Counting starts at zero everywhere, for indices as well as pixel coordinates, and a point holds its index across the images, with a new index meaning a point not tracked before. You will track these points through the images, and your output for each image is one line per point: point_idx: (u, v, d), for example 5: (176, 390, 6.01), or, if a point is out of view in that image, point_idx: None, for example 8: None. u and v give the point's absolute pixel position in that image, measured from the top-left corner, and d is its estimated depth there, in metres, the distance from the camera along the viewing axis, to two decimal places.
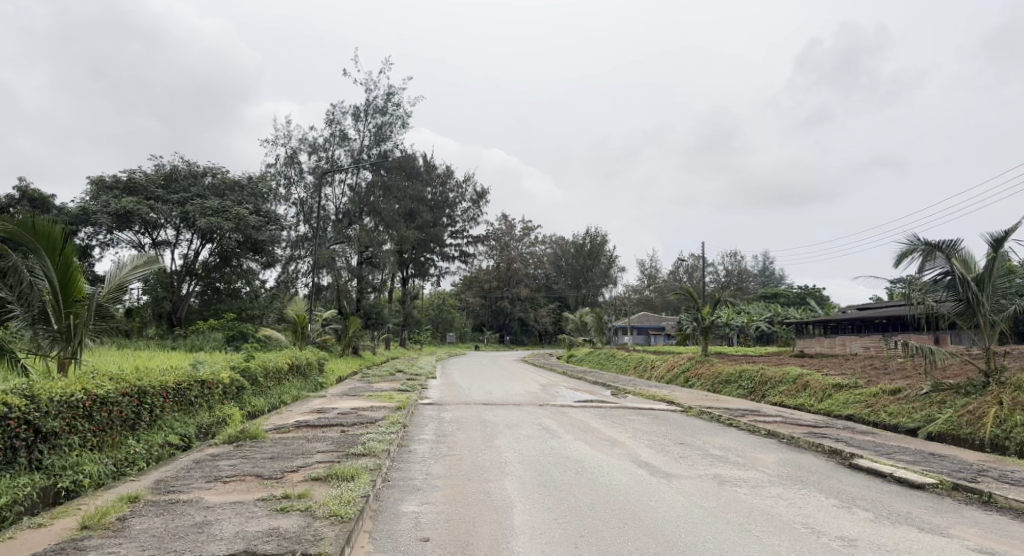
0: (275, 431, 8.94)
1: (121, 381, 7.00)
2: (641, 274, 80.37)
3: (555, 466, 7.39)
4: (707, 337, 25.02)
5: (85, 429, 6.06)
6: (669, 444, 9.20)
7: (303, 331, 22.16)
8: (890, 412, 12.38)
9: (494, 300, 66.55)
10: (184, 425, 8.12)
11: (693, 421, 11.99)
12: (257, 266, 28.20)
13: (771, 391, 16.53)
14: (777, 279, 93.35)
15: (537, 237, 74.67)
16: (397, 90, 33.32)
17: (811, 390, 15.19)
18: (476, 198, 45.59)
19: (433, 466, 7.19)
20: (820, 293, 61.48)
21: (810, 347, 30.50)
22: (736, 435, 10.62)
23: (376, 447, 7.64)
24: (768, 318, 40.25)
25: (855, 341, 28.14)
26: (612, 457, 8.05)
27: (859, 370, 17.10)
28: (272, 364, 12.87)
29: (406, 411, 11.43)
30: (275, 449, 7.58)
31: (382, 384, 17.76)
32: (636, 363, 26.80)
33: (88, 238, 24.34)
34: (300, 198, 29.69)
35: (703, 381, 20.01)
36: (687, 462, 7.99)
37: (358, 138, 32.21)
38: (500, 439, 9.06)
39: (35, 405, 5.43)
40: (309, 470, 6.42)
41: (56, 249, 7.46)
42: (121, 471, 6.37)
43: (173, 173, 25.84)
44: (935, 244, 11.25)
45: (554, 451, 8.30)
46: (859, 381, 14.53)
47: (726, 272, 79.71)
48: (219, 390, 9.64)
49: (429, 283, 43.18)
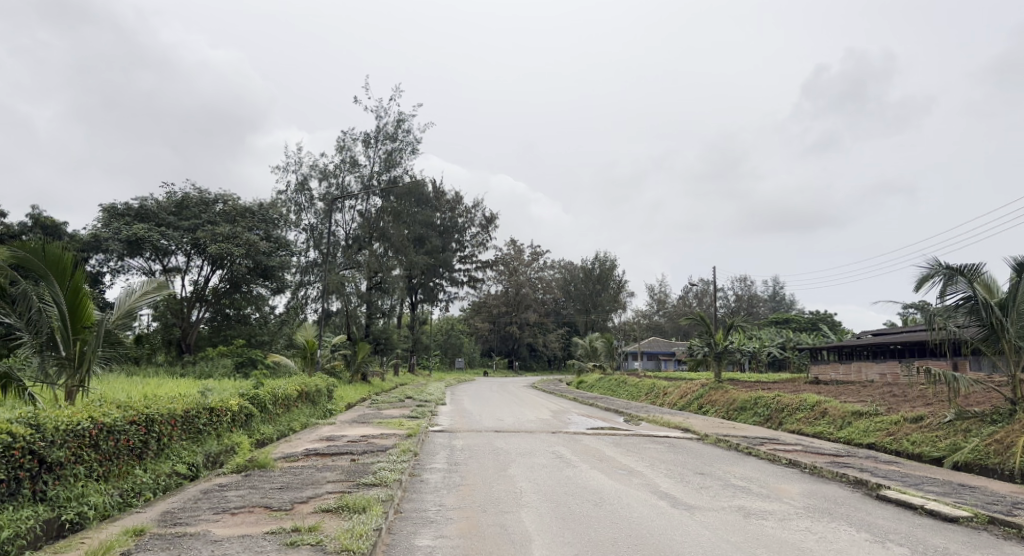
0: (284, 460, 8.76)
1: (128, 408, 6.87)
2: (650, 299, 79.97)
3: (573, 497, 7.14)
4: (721, 363, 24.66)
5: (91, 458, 5.91)
6: (689, 474, 8.92)
7: (312, 357, 22.04)
8: (913, 440, 12.04)
9: (502, 326, 66.28)
10: (192, 453, 7.97)
11: (710, 450, 11.68)
12: (267, 292, 28.20)
13: (788, 418, 16.16)
14: (788, 305, 92.53)
15: (546, 263, 74.60)
16: (407, 117, 33.61)
17: (830, 417, 14.84)
18: (485, 223, 45.68)
19: (446, 497, 6.96)
20: (831, 318, 60.79)
21: (825, 374, 29.99)
22: (756, 464, 10.32)
23: (387, 476, 7.43)
24: (780, 343, 39.73)
25: (871, 367, 27.63)
26: (631, 487, 7.80)
27: (879, 397, 16.70)
28: (281, 391, 12.71)
29: (417, 439, 11.20)
30: (284, 478, 7.38)
31: (392, 411, 17.54)
32: (647, 389, 26.43)
33: (99, 265, 24.48)
34: (311, 224, 29.76)
35: (718, 408, 19.64)
36: (709, 493, 7.72)
37: (368, 165, 32.42)
38: (515, 468, 8.82)
39: (39, 434, 5.29)
40: (319, 501, 6.22)
41: (65, 274, 7.39)
42: (127, 502, 6.21)
43: (184, 200, 25.99)
44: (957, 267, 11.03)
45: (570, 481, 8.06)
46: (879, 408, 14.17)
47: (736, 298, 79.11)
48: (227, 417, 9.47)
49: (438, 308, 43.08)
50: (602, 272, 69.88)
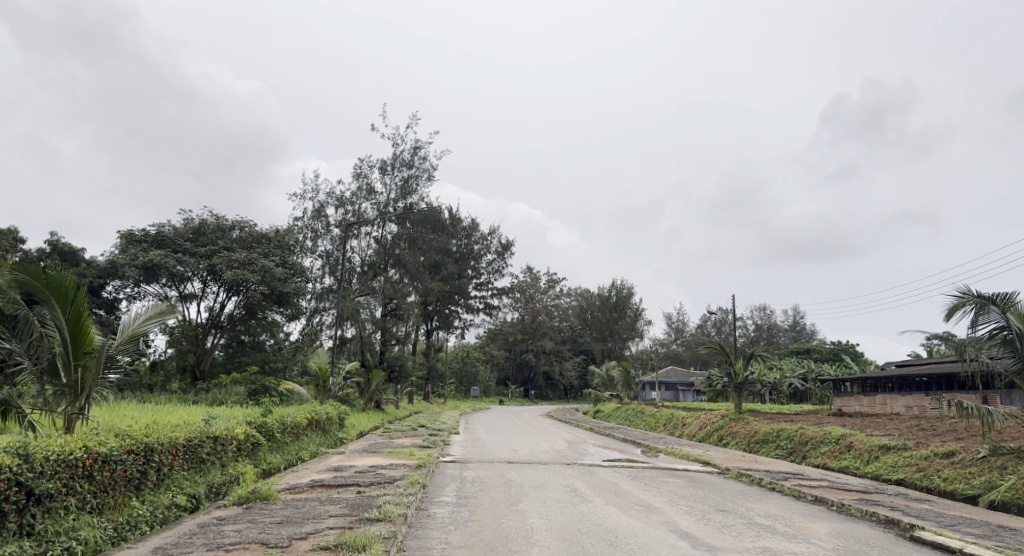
0: (288, 492, 8.49)
1: (127, 437, 6.65)
2: (668, 327, 79.10)
3: (588, 536, 6.76)
4: (741, 393, 24.00)
5: (84, 490, 5.68)
6: (710, 511, 8.49)
7: (325, 385, 21.82)
8: (945, 477, 11.46)
9: (518, 353, 65.73)
10: (193, 484, 7.74)
11: (732, 485, 11.20)
12: (282, 319, 28.19)
13: (813, 451, 15.56)
14: (809, 335, 90.92)
15: (562, 290, 74.27)
16: (424, 144, 33.87)
17: (856, 451, 14.25)
18: (501, 250, 45.63)
19: (452, 534, 6.62)
20: (853, 349, 59.54)
21: (850, 406, 29.14)
22: (779, 501, 9.83)
23: (392, 510, 7.11)
24: (801, 374, 38.90)
25: (897, 400, 26.76)
26: (650, 525, 7.40)
27: (906, 431, 16.05)
28: (290, 419, 12.49)
29: (427, 470, 10.87)
30: (285, 512, 7.09)
31: (404, 440, 17.18)
32: (665, 419, 25.86)
33: (115, 291, 24.68)
34: (327, 251, 29.84)
35: (739, 439, 19.04)
36: (732, 533, 7.28)
37: (384, 192, 32.61)
38: (527, 503, 8.45)
39: (29, 464, 5.09)
40: (318, 538, 5.93)
41: (67, 299, 7.27)
42: (121, 537, 5.96)
43: (201, 227, 26.15)
44: (989, 296, 10.58)
45: (584, 517, 7.67)
46: (908, 443, 13.59)
47: (755, 327, 78.06)
48: (233, 446, 9.24)
49: (453, 335, 42.88)
50: (619, 300, 69.29)
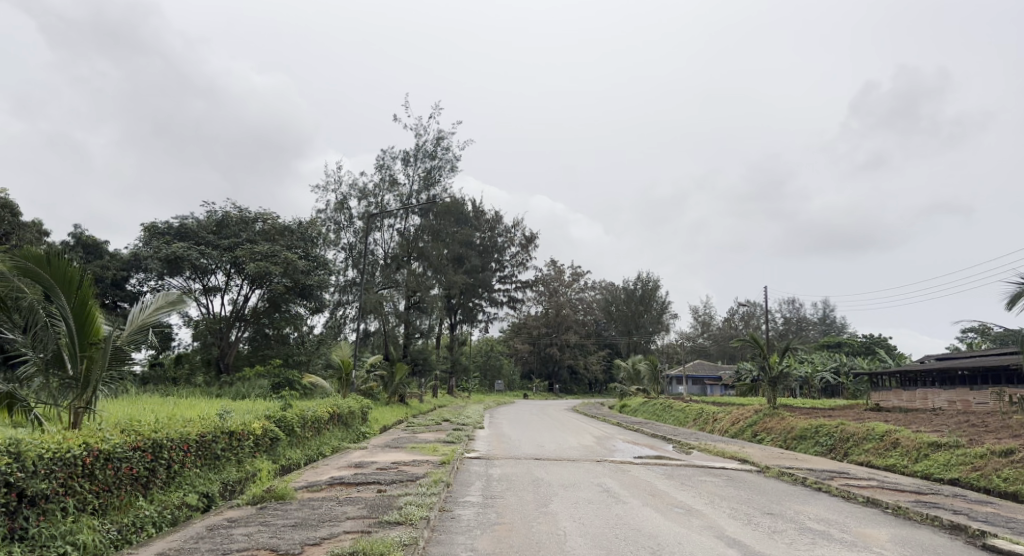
0: (306, 490, 8.10)
1: (134, 433, 6.24)
2: (694, 321, 77.82)
3: (627, 543, 6.17)
4: (776, 387, 23.04)
5: (84, 490, 5.29)
6: (756, 514, 7.87)
7: (348, 378, 21.48)
8: (1006, 476, 10.64)
9: (543, 347, 65.08)
10: (207, 482, 7.34)
11: (774, 485, 10.55)
12: (306, 312, 27.93)
13: (855, 449, 14.74)
14: (839, 328, 88.64)
15: (587, 284, 73.46)
16: (446, 134, 33.39)
17: (903, 448, 13.42)
18: (525, 243, 45.04)
19: (478, 539, 6.12)
20: (887, 342, 57.82)
21: (888, 401, 28.08)
22: (828, 503, 9.14)
23: (414, 513, 6.59)
24: (833, 368, 37.85)
25: (939, 395, 25.62)
26: (693, 530, 6.81)
27: (957, 427, 15.07)
28: (311, 413, 12.13)
29: (451, 467, 10.39)
30: (299, 513, 6.64)
31: (428, 435, 16.75)
32: (695, 414, 25.12)
33: (140, 284, 24.77)
34: (349, 243, 29.63)
35: (774, 436, 18.27)
36: (785, 541, 6.65)
37: (407, 183, 32.22)
38: (557, 504, 7.91)
39: (20, 462, 4.69)
40: (332, 544, 5.43)
41: (71, 288, 6.95)
42: (126, 539, 5.55)
43: (224, 219, 26.04)
44: None
45: (620, 521, 7.10)
46: (960, 440, 12.74)
47: (784, 321, 76.45)
48: (250, 441, 8.86)
49: (477, 329, 42.43)
50: (645, 293, 68.31)
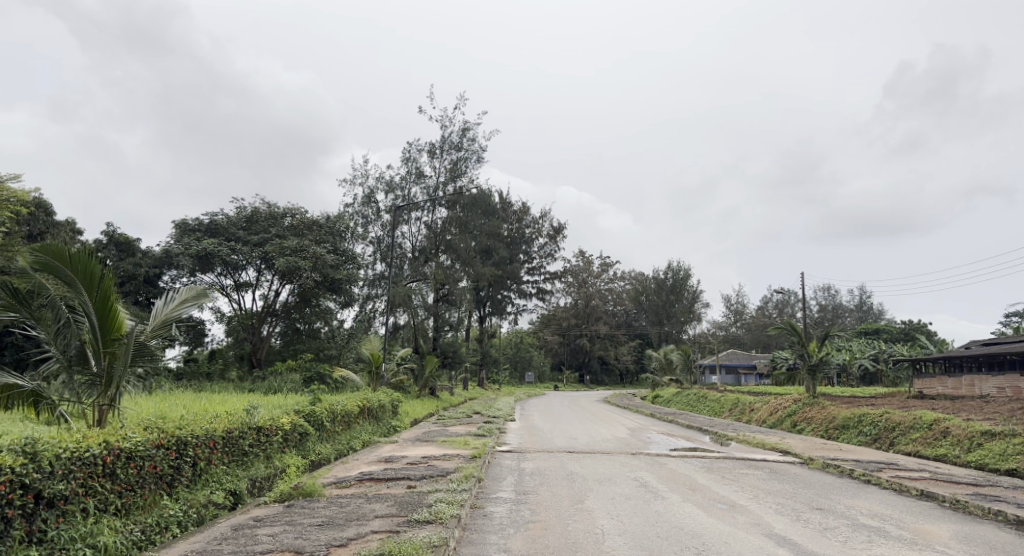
0: (335, 486, 7.90)
1: (158, 430, 6.07)
2: (727, 310, 76.49)
3: (669, 543, 5.79)
4: (816, 376, 22.24)
5: (106, 490, 5.15)
6: (804, 510, 7.42)
7: (377, 372, 21.45)
8: None
9: (572, 338, 64.65)
10: (235, 478, 7.21)
11: (821, 478, 10.04)
12: (336, 306, 27.94)
13: (902, 438, 14.07)
14: (876, 315, 86.31)
15: (616, 274, 72.74)
16: (472, 125, 32.99)
17: (954, 438, 12.73)
18: (554, 233, 44.58)
19: (511, 539, 5.81)
20: (928, 328, 55.96)
21: (933, 389, 26.98)
22: (879, 497, 8.62)
23: (443, 511, 6.32)
24: (873, 355, 36.72)
25: (987, 381, 24.53)
26: (738, 528, 6.42)
27: (1011, 415, 14.27)
28: (341, 407, 11.99)
29: (483, 462, 10.12)
30: (327, 512, 6.42)
31: (458, 428, 16.49)
32: (731, 404, 24.49)
33: (172, 281, 25.11)
34: (377, 237, 29.58)
35: (815, 426, 17.61)
36: (839, 539, 6.21)
37: (433, 175, 32.05)
38: (593, 500, 7.57)
39: (35, 462, 4.54)
40: (360, 545, 5.20)
41: (92, 282, 6.81)
42: (149, 540, 5.40)
43: (253, 216, 26.20)
44: None
45: (662, 518, 6.73)
46: (1017, 428, 12.01)
47: (819, 308, 74.58)
48: (279, 437, 8.70)
49: (507, 321, 42.20)
50: (675, 282, 67.21)
